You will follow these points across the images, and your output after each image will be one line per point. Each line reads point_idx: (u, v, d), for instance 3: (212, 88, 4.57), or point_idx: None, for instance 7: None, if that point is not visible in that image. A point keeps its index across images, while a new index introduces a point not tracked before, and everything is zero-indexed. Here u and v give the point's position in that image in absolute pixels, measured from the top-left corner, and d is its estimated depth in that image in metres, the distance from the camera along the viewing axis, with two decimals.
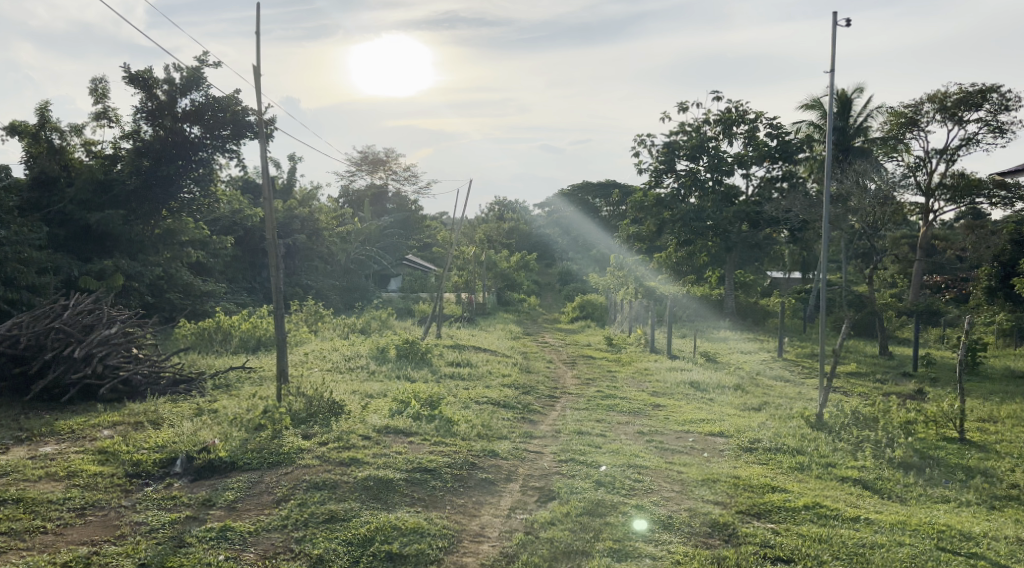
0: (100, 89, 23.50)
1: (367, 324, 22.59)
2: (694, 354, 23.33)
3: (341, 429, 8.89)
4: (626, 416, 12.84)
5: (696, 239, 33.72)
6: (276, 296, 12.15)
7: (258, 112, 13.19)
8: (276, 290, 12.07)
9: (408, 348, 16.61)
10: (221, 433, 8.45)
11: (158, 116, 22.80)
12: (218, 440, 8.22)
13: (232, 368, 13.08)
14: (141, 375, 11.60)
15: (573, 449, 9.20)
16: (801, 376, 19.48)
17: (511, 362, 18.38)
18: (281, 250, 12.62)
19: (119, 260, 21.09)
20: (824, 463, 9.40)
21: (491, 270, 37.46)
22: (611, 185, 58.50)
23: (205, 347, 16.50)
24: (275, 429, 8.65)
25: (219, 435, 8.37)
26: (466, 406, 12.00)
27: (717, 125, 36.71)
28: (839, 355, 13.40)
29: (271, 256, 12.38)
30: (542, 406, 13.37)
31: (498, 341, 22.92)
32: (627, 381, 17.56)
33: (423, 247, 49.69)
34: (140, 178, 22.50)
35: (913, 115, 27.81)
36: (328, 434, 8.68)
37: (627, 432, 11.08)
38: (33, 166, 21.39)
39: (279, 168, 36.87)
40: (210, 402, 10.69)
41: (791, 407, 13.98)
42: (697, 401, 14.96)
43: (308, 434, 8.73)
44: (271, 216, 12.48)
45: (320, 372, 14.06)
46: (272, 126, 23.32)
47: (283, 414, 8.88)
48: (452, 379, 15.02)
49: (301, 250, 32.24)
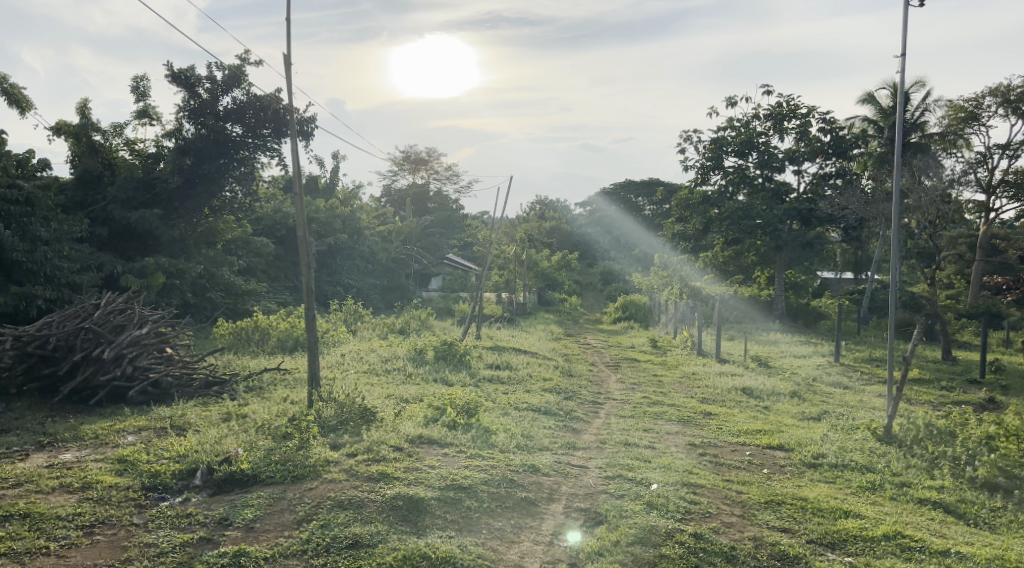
0: (142, 88, 23.44)
1: (407, 323, 22.17)
2: (745, 357, 22.43)
3: (371, 439, 8.36)
4: (675, 425, 12.09)
5: (745, 238, 32.65)
6: (309, 295, 11.66)
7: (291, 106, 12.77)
8: (308, 290, 11.58)
9: (446, 350, 16.12)
10: (247, 442, 7.97)
11: (200, 114, 22.58)
12: (242, 449, 7.74)
13: (266, 370, 12.65)
14: (173, 377, 11.21)
15: (620, 464, 8.55)
16: (858, 384, 18.53)
17: (552, 365, 17.74)
18: (313, 248, 12.16)
19: (161, 259, 20.93)
20: (897, 483, 8.71)
21: (532, 269, 36.85)
22: (655, 184, 57.43)
23: (242, 348, 16.14)
24: (303, 438, 8.13)
25: (244, 443, 7.91)
26: (505, 413, 11.39)
27: (766, 121, 35.65)
28: (910, 362, 12.50)
29: (303, 254, 11.91)
30: (586, 413, 12.75)
31: (539, 342, 22.31)
32: (674, 387, 16.79)
33: (463, 247, 49.32)
34: (182, 177, 22.38)
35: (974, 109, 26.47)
36: (358, 444, 8.16)
37: (678, 444, 10.41)
38: (75, 166, 21.36)
39: (321, 166, 36.71)
40: (240, 406, 10.24)
41: (855, 420, 13.16)
42: (749, 411, 14.15)
43: (337, 445, 8.21)
44: (303, 212, 12.00)
45: (356, 375, 13.63)
46: (314, 125, 22.99)
47: (312, 421, 8.38)
48: (492, 383, 14.42)
49: (342, 249, 31.97)
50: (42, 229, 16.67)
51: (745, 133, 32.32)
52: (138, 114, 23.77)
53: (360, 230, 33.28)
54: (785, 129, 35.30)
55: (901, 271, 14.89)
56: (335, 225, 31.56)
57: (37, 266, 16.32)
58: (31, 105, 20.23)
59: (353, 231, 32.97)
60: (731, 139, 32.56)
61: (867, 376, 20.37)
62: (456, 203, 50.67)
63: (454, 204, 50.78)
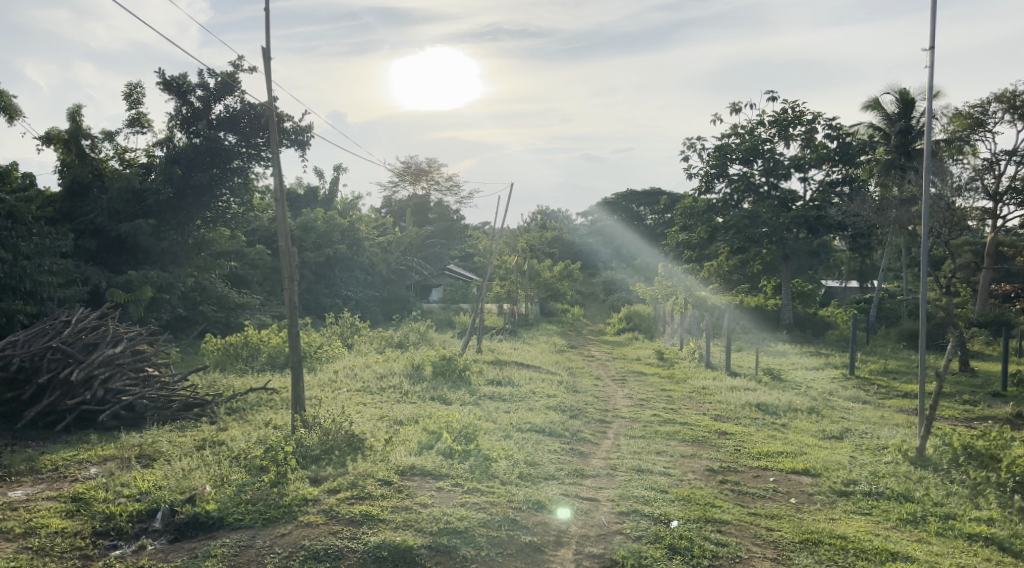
0: (135, 94, 22.69)
1: (406, 336, 21.38)
2: (756, 370, 21.58)
3: (357, 471, 7.59)
4: (690, 447, 11.25)
5: (752, 246, 31.80)
6: (292, 311, 10.82)
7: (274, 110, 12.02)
8: (291, 303, 10.79)
9: (445, 365, 15.33)
10: (217, 476, 7.27)
11: (192, 123, 21.82)
12: (210, 486, 7.03)
13: (251, 390, 11.80)
14: (150, 399, 10.39)
15: (635, 496, 7.74)
16: (876, 399, 17.69)
17: (556, 380, 16.87)
18: (296, 259, 11.39)
19: (149, 273, 20.14)
20: (940, 515, 7.92)
21: (534, 280, 36.05)
22: (657, 193, 56.57)
23: (229, 365, 15.28)
24: (280, 472, 7.40)
25: (214, 478, 7.22)
26: (507, 436, 10.56)
27: (771, 127, 34.91)
28: (943, 379, 11.67)
29: (285, 266, 11.13)
30: (593, 433, 11.90)
31: (542, 355, 21.46)
32: (685, 403, 15.93)
33: (464, 258, 48.47)
34: (173, 188, 21.62)
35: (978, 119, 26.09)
36: (340, 478, 7.40)
37: (695, 470, 9.62)
38: (64, 175, 20.44)
39: (319, 177, 35.99)
40: (220, 431, 9.45)
41: (882, 440, 12.32)
42: (766, 430, 13.30)
43: (318, 478, 7.46)
44: (284, 221, 11.22)
45: (349, 394, 12.84)
46: (310, 134, 22.25)
47: (290, 451, 7.65)
48: (492, 401, 13.57)
49: (340, 260, 31.20)
50: (23, 243, 15.85)
51: (749, 140, 31.61)
52: (130, 122, 23.02)
53: (357, 241, 32.48)
54: (791, 135, 34.55)
55: (926, 281, 14.04)
56: (333, 236, 30.81)
57: (17, 282, 15.50)
58: (18, 113, 19.45)
59: (350, 242, 32.18)
60: (735, 146, 31.81)
61: (884, 389, 19.54)
62: (457, 214, 50.13)
63: (455, 214, 50.21)
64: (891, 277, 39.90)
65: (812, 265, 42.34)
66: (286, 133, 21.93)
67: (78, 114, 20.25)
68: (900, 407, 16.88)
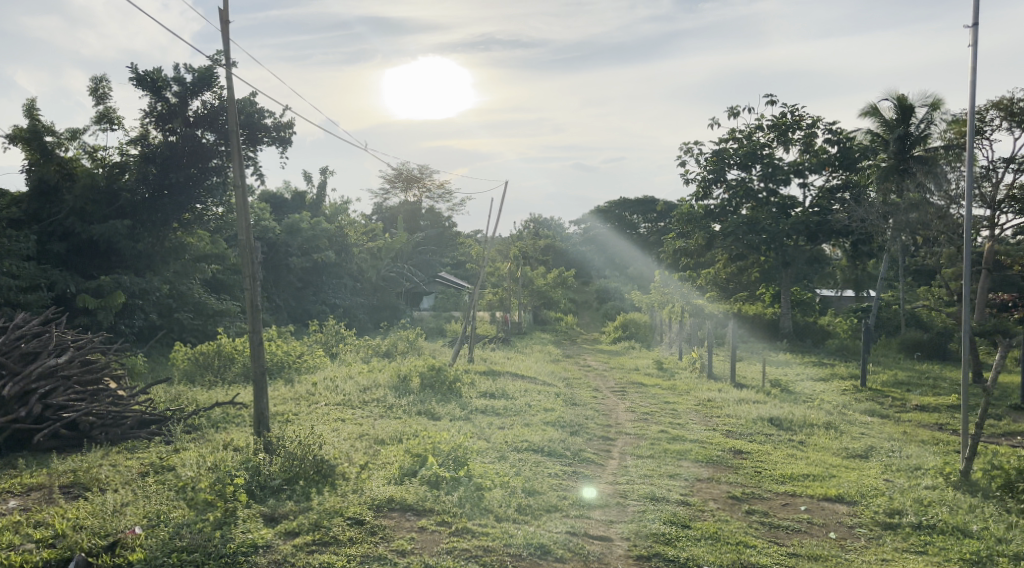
0: (102, 89, 21.51)
1: (393, 345, 20.18)
2: (763, 382, 20.35)
3: (321, 508, 6.70)
4: (705, 469, 10.12)
5: (750, 254, 30.68)
6: (255, 317, 9.69)
7: (237, 103, 10.97)
8: (252, 305, 9.65)
9: (434, 377, 14.22)
10: (154, 511, 6.35)
11: (168, 120, 20.34)
12: (140, 528, 6.11)
13: (216, 405, 10.60)
14: (98, 416, 9.22)
15: (658, 538, 6.69)
16: (892, 413, 16.55)
17: (553, 393, 15.69)
18: (258, 256, 10.29)
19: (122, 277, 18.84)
20: (1011, 554, 6.78)
21: (527, 288, 34.92)
22: (651, 201, 55.72)
23: (198, 377, 14.01)
24: (228, 509, 6.49)
25: (149, 515, 6.28)
26: (502, 457, 9.40)
27: (770, 132, 33.93)
28: (987, 396, 10.55)
29: (246, 262, 10.02)
30: (598, 453, 10.78)
31: (537, 364, 20.23)
32: (692, 417, 14.73)
33: (456, 265, 47.12)
34: (149, 189, 20.25)
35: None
36: (302, 516, 6.55)
37: (716, 496, 8.52)
38: (28, 175, 19.20)
39: (308, 182, 34.84)
40: (173, 453, 8.33)
41: (915, 461, 11.18)
42: (784, 449, 12.19)
43: (273, 516, 6.60)
44: (245, 216, 10.07)
45: (326, 409, 11.66)
46: (292, 130, 21.09)
47: (238, 483, 6.76)
48: (484, 416, 12.37)
49: (326, 266, 30.00)
50: None
51: (748, 144, 30.60)
52: (99, 118, 21.83)
53: (345, 248, 31.27)
54: (790, 140, 33.58)
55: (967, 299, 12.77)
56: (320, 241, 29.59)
57: None
58: None
59: (337, 248, 30.97)
60: (733, 150, 30.81)
61: (900, 401, 18.44)
62: (449, 221, 49.10)
63: (446, 221, 49.18)
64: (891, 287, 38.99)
65: (809, 274, 41.31)
66: (266, 130, 20.78)
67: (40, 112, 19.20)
68: (920, 421, 15.77)
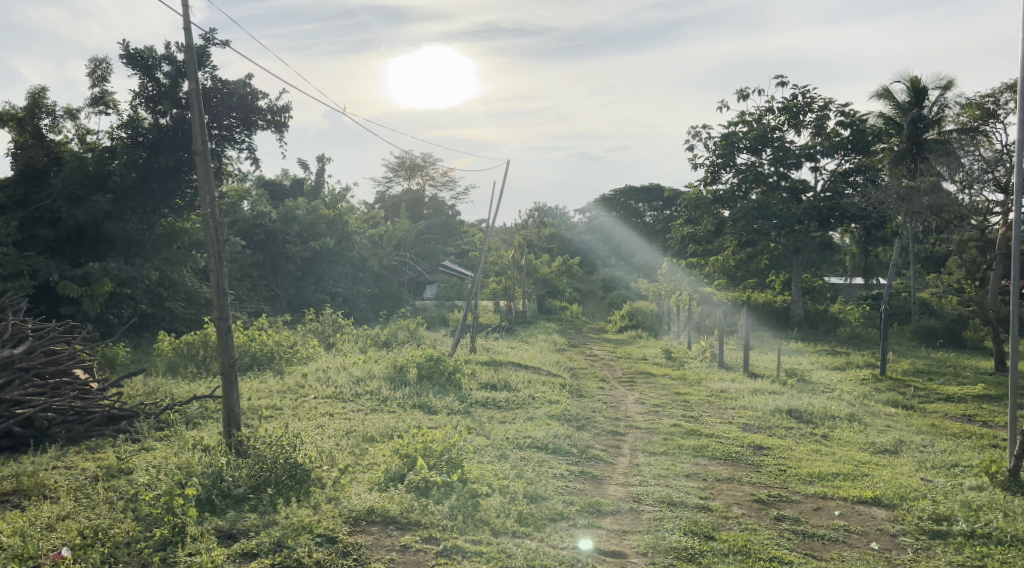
0: (101, 71, 20.63)
1: (393, 335, 19.33)
2: (777, 371, 19.48)
3: (287, 521, 6.20)
4: (724, 468, 9.30)
5: (759, 240, 29.69)
6: (220, 302, 8.96)
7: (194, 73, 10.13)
8: (218, 290, 8.94)
9: (431, 367, 13.42)
10: (89, 528, 5.88)
11: (159, 101, 19.15)
12: (70, 548, 5.64)
13: (194, 400, 9.78)
14: (58, 412, 8.43)
15: (683, 559, 5.93)
16: (917, 403, 15.70)
17: (558, 383, 14.89)
18: (225, 234, 9.47)
19: (110, 265, 17.87)
20: None
21: (531, 276, 34.06)
22: (656, 189, 54.43)
23: (180, 369, 13.19)
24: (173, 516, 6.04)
25: (84, 533, 5.82)
26: (502, 457, 8.57)
27: (781, 115, 32.93)
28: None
29: (210, 240, 9.22)
30: (607, 449, 9.94)
31: (542, 354, 19.39)
32: (705, 409, 13.89)
33: (459, 255, 46.21)
34: (139, 173, 18.96)
35: (993, 108, 19.63)
36: (262, 533, 6.02)
37: (739, 498, 7.72)
38: (17, 159, 18.31)
39: (305, 168, 33.93)
40: (135, 453, 7.64)
41: (953, 458, 10.31)
42: (807, 443, 11.36)
43: (231, 531, 6.10)
44: (209, 187, 9.24)
45: (316, 403, 10.85)
46: (288, 114, 20.21)
47: (189, 493, 6.22)
48: (485, 409, 11.56)
49: (325, 254, 29.18)
50: None
51: (759, 127, 29.64)
52: (93, 101, 20.97)
53: (346, 235, 30.41)
54: (801, 123, 32.56)
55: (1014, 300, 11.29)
56: (318, 228, 28.70)
57: None
58: None
59: (338, 236, 30.13)
60: (743, 133, 29.77)
61: (922, 390, 17.59)
62: (452, 209, 48.23)
63: (450, 210, 48.34)
64: (900, 275, 38.12)
65: (818, 261, 40.42)
66: (261, 112, 19.81)
67: (37, 91, 18.34)
68: (947, 412, 14.95)
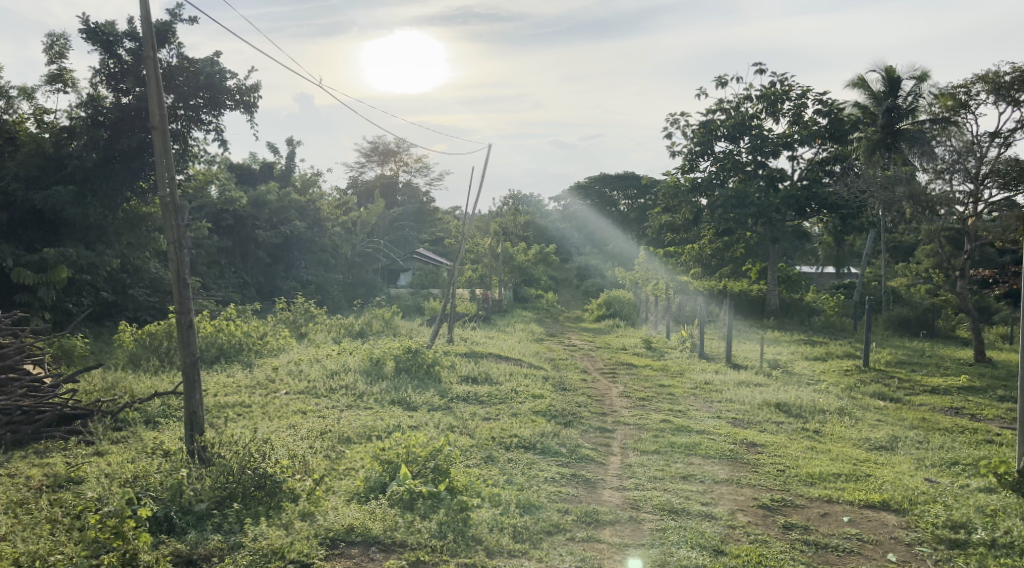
0: (58, 46, 19.67)
1: (367, 324, 18.68)
2: (760, 362, 19.11)
3: (253, 543, 5.76)
4: (721, 469, 8.84)
5: (736, 230, 29.35)
6: (180, 294, 8.32)
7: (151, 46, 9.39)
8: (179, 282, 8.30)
9: (410, 360, 12.85)
10: (27, 555, 5.40)
11: (121, 79, 18.27)
12: None
13: (155, 398, 9.18)
14: (4, 412, 7.78)
15: None
16: (903, 395, 15.39)
17: (540, 376, 14.38)
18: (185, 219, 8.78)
19: (68, 251, 16.99)
20: None
21: (507, 264, 33.42)
22: (632, 177, 54.33)
23: (143, 362, 12.50)
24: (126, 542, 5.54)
25: (21, 560, 5.33)
26: (489, 460, 8.06)
27: (759, 103, 32.59)
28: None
29: (170, 227, 8.51)
30: (596, 448, 9.42)
31: (521, 345, 18.84)
32: (692, 403, 13.46)
33: (434, 242, 45.54)
34: (100, 154, 17.97)
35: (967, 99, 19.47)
36: (227, 560, 5.56)
37: (741, 504, 7.25)
38: None
39: (275, 153, 33.03)
40: (87, 459, 7.15)
41: (950, 455, 9.95)
42: (800, 439, 10.97)
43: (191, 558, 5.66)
44: (168, 170, 8.54)
45: (288, 399, 10.25)
46: (257, 94, 19.42)
47: (143, 512, 5.76)
48: (466, 404, 11.02)
49: (297, 241, 28.38)
50: None
51: (736, 115, 29.24)
52: (51, 78, 19.99)
53: (318, 222, 29.61)
54: (779, 111, 32.22)
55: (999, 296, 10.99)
56: (288, 213, 27.86)
57: None
58: None
59: (310, 222, 29.32)
60: (721, 121, 29.37)
61: (907, 381, 17.34)
62: (427, 196, 47.50)
63: (424, 197, 47.61)
64: (876, 264, 38.02)
65: (794, 250, 40.28)
66: (229, 92, 18.99)
67: None
68: (934, 404, 14.66)
